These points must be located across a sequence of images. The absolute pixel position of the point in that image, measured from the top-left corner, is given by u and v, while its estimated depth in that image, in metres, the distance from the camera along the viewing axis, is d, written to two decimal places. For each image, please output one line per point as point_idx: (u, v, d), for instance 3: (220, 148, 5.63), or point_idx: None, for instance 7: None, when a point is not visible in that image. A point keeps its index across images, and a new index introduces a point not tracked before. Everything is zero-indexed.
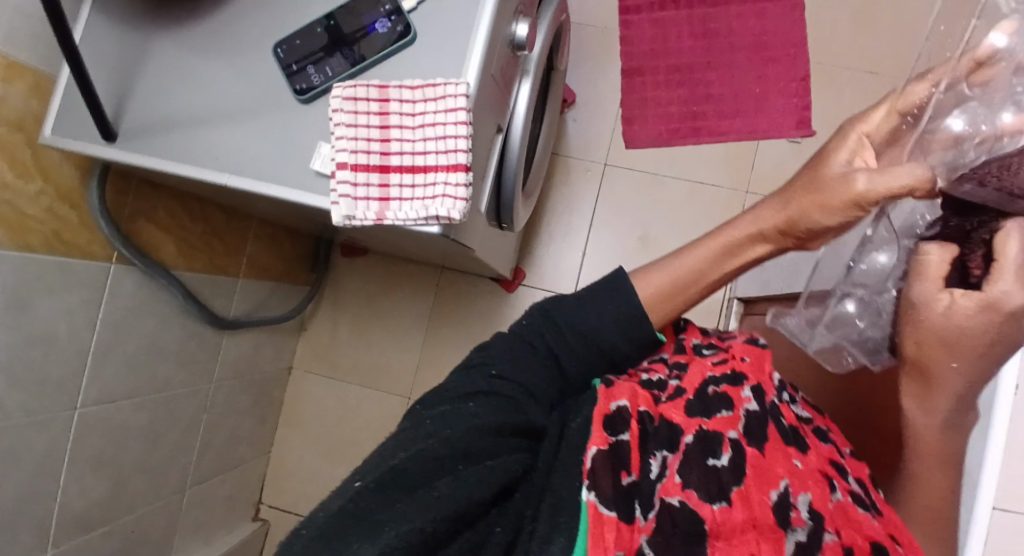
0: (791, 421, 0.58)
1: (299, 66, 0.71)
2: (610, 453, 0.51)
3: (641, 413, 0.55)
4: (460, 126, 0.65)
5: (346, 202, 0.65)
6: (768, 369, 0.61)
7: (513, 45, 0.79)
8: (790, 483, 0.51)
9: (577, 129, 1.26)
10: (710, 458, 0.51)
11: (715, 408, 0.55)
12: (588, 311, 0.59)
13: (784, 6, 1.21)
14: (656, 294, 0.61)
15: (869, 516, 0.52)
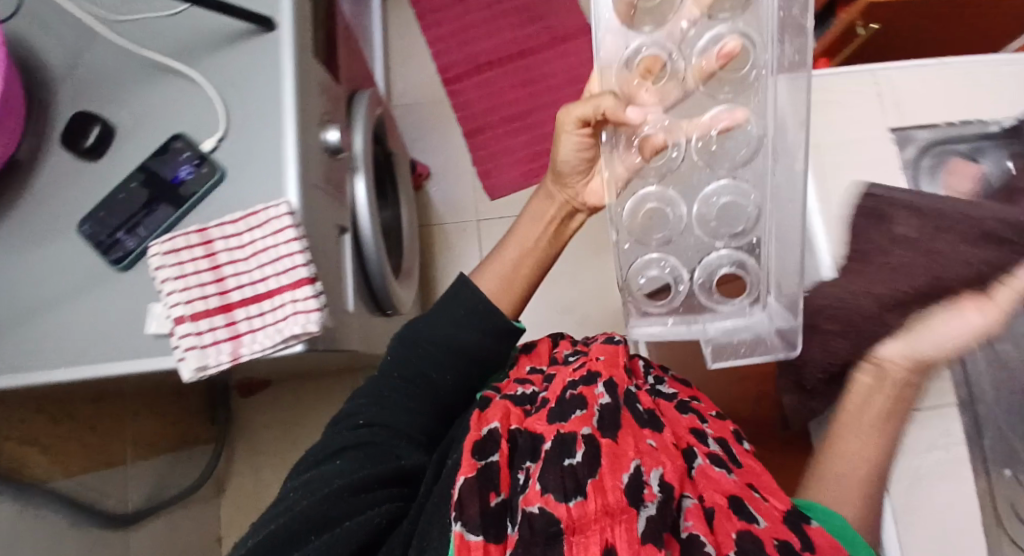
0: (649, 404, 0.62)
1: (113, 235, 0.63)
2: (561, 437, 0.54)
3: (577, 399, 0.58)
4: (292, 243, 0.60)
5: (194, 354, 0.59)
6: (622, 362, 0.65)
7: (330, 153, 0.71)
8: (642, 461, 0.52)
9: (442, 197, 1.31)
10: (565, 458, 0.52)
11: (570, 410, 0.57)
12: (441, 322, 0.67)
13: (585, 42, 1.35)
14: (502, 274, 0.73)
15: (726, 473, 0.56)
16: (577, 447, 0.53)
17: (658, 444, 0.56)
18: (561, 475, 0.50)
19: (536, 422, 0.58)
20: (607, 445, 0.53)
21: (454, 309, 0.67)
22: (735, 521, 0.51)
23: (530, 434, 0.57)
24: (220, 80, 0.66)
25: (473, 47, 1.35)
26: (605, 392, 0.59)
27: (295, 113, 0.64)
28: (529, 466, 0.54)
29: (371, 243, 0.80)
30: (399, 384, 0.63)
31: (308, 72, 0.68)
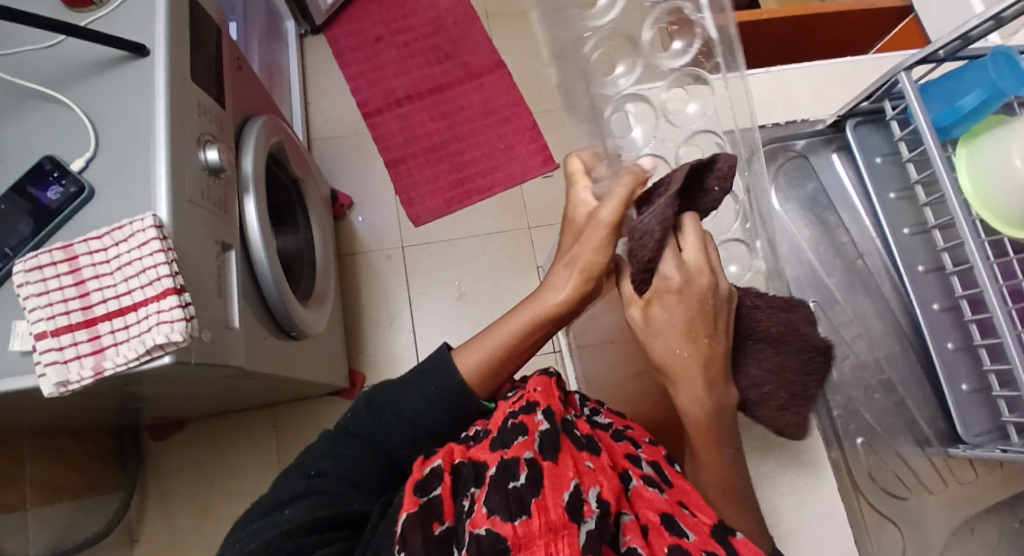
0: (587, 431, 0.58)
1: None
2: (503, 461, 0.50)
3: (517, 426, 0.54)
4: (155, 254, 0.60)
5: (55, 369, 0.59)
6: (558, 394, 0.61)
7: (210, 171, 0.72)
8: (581, 481, 0.49)
9: (366, 225, 1.34)
10: (509, 481, 0.47)
11: (512, 438, 0.53)
12: (412, 395, 0.63)
13: (496, 78, 1.45)
14: (481, 361, 0.65)
15: (660, 494, 0.53)
16: (521, 469, 0.48)
17: (595, 466, 0.53)
18: (505, 496, 0.46)
19: (479, 450, 0.54)
20: (548, 467, 0.49)
21: (428, 385, 0.63)
22: (667, 537, 0.48)
23: (473, 460, 0.53)
24: (97, 104, 0.69)
25: (390, 84, 1.44)
26: (543, 418, 0.55)
27: (166, 131, 0.66)
28: (473, 492, 0.50)
29: (262, 258, 0.80)
30: (353, 445, 0.61)
31: (184, 91, 0.70)
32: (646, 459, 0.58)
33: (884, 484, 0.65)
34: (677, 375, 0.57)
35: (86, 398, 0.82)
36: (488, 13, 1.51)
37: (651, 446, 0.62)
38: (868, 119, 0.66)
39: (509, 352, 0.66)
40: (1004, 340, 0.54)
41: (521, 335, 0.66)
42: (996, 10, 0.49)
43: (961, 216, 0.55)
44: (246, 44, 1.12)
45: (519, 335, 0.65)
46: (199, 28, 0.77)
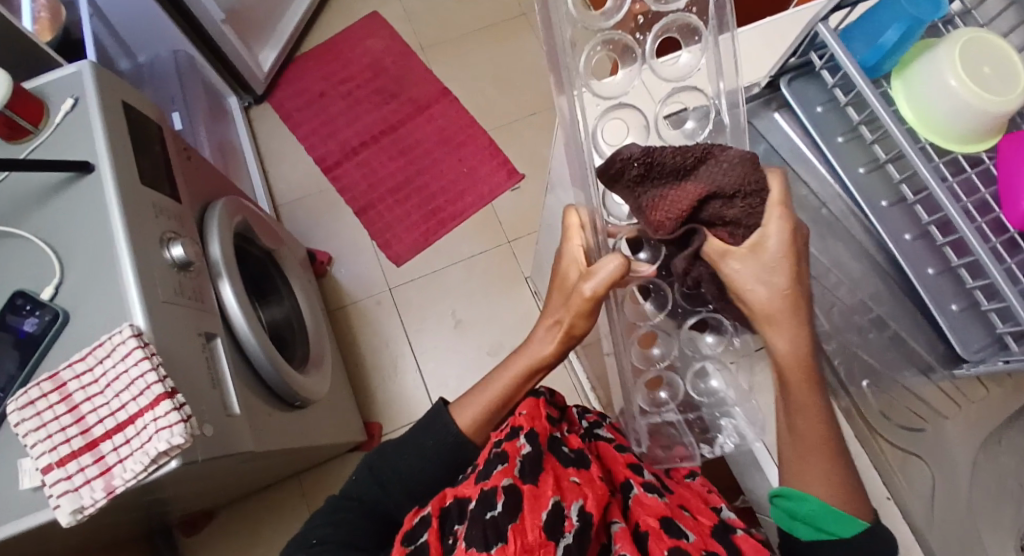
0: (577, 445, 0.62)
1: None
2: (482, 493, 0.53)
3: (498, 454, 0.56)
4: (139, 363, 0.61)
5: (68, 499, 0.60)
6: (544, 411, 0.62)
7: (179, 268, 0.72)
8: (563, 498, 0.53)
9: (349, 276, 1.34)
10: (486, 512, 0.50)
11: (492, 467, 0.55)
12: (407, 454, 0.66)
13: (444, 106, 1.46)
14: (482, 416, 0.68)
15: (658, 497, 0.57)
16: (497, 498, 0.52)
17: (582, 479, 0.56)
18: (483, 526, 0.49)
19: (465, 485, 0.56)
20: (528, 489, 0.52)
21: (421, 442, 0.66)
22: (666, 540, 0.52)
23: (458, 497, 0.55)
24: (55, 229, 0.69)
25: (344, 134, 1.45)
26: (526, 441, 0.57)
27: (127, 240, 0.66)
28: (457, 529, 0.52)
29: (250, 337, 0.80)
30: (354, 509, 0.64)
31: (137, 197, 0.70)
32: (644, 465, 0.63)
33: (899, 421, 0.67)
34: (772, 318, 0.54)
35: (110, 515, 0.83)
36: (423, 46, 1.52)
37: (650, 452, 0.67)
38: (799, 73, 0.68)
39: (499, 405, 0.68)
40: (976, 254, 0.55)
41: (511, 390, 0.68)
42: None
43: (907, 144, 0.56)
44: (194, 133, 1.15)
45: (510, 390, 0.68)
46: (141, 131, 0.77)
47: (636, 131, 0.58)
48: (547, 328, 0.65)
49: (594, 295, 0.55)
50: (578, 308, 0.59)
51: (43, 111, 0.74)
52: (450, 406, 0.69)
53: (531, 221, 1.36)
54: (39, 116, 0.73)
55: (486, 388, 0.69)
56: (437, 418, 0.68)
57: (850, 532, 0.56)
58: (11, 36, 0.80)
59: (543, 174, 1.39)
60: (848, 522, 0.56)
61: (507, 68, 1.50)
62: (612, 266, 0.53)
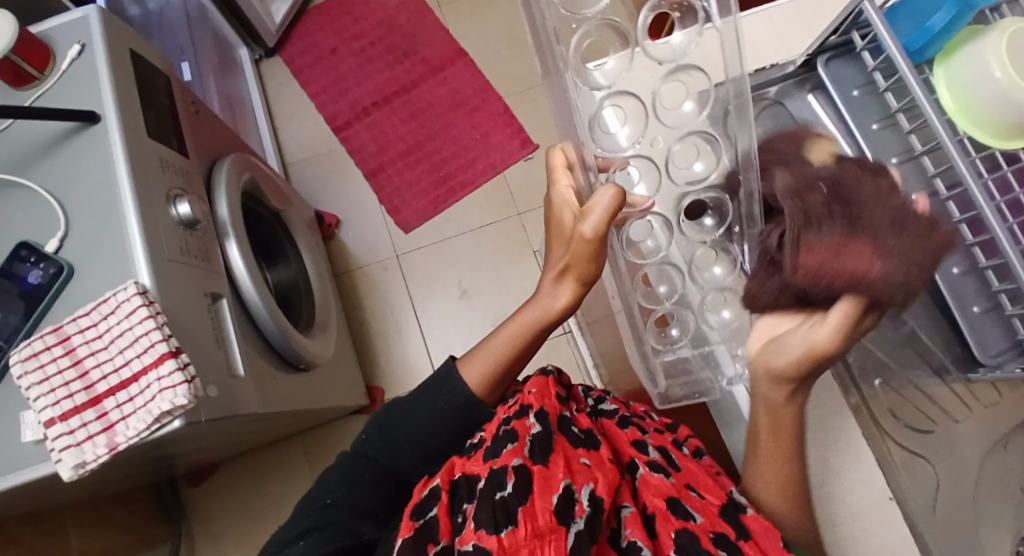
0: (588, 425, 0.61)
1: None
2: (492, 472, 0.52)
3: (507, 433, 0.56)
4: (144, 321, 0.60)
5: (71, 453, 0.60)
6: (555, 391, 0.62)
7: (185, 225, 0.71)
8: (573, 481, 0.52)
9: (356, 240, 1.33)
10: (496, 492, 0.50)
11: (501, 446, 0.55)
12: (415, 416, 0.64)
13: (459, 69, 1.43)
14: (490, 370, 0.67)
15: (666, 478, 0.56)
16: (508, 477, 0.51)
17: (592, 461, 0.55)
18: (493, 508, 0.48)
19: (473, 462, 0.56)
20: (538, 470, 0.52)
21: (433, 402, 0.65)
22: (672, 522, 0.53)
23: (466, 475, 0.55)
24: (60, 180, 0.68)
25: (355, 94, 1.41)
26: (536, 421, 0.57)
27: (132, 195, 0.65)
28: (466, 507, 0.52)
29: (256, 299, 0.80)
30: (367, 471, 0.62)
31: (144, 151, 0.69)
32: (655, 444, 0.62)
33: (907, 419, 0.66)
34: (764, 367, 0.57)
35: (114, 469, 0.83)
36: (439, 4, 1.47)
37: (659, 432, 0.66)
38: (838, 52, 0.66)
39: (506, 360, 0.67)
40: (1008, 258, 0.53)
41: (517, 344, 0.67)
42: None
43: (946, 136, 0.53)
44: (202, 84, 1.12)
45: (518, 342, 0.67)
46: (148, 82, 0.75)
47: (635, 120, 0.62)
48: (556, 277, 0.63)
49: (592, 236, 0.54)
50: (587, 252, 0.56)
51: (49, 57, 0.71)
52: (459, 361, 0.68)
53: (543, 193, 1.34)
54: (45, 63, 0.71)
55: (494, 340, 0.68)
56: (448, 379, 0.66)
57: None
58: None
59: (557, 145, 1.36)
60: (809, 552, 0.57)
61: (525, 33, 1.45)
62: (607, 198, 0.51)
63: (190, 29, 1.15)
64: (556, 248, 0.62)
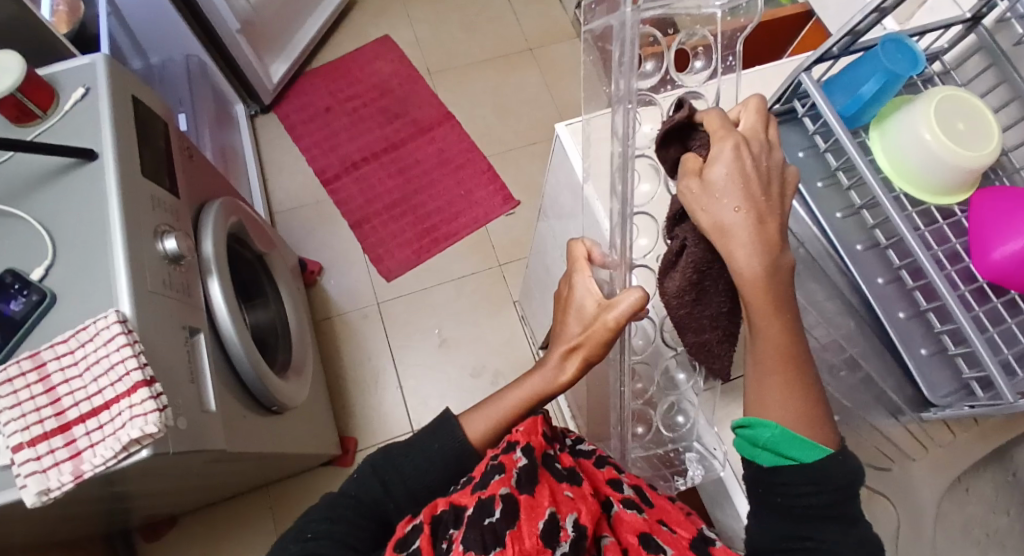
0: (570, 463, 0.61)
1: None
2: (479, 501, 0.51)
3: (495, 465, 0.55)
4: (122, 348, 0.61)
5: (35, 479, 0.60)
6: (541, 429, 0.61)
7: (169, 260, 0.73)
8: (556, 509, 0.51)
9: (337, 287, 1.35)
10: (484, 517, 0.49)
11: (489, 476, 0.54)
12: (415, 457, 0.62)
13: (447, 129, 1.50)
14: (492, 429, 0.65)
15: (640, 514, 0.56)
16: (497, 505, 0.50)
17: (575, 493, 0.55)
18: (481, 531, 0.47)
19: (461, 494, 0.54)
20: (525, 499, 0.51)
21: (431, 447, 0.62)
22: None
23: (453, 504, 0.53)
24: (52, 211, 0.70)
25: (345, 149, 1.47)
26: (522, 454, 0.56)
27: (122, 230, 0.67)
28: (452, 534, 0.50)
29: (232, 334, 0.81)
30: (353, 508, 0.58)
31: (137, 188, 0.72)
32: (629, 484, 0.61)
33: (870, 461, 0.65)
34: (725, 238, 0.48)
35: (69, 508, 0.81)
36: (430, 71, 1.57)
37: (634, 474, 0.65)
38: (782, 120, 0.70)
39: (508, 423, 0.66)
40: (946, 302, 0.56)
41: (519, 412, 0.65)
42: (877, 3, 0.56)
43: (881, 192, 0.58)
44: (197, 133, 1.17)
45: (520, 407, 0.65)
46: (146, 125, 0.79)
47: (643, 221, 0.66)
48: (563, 355, 0.62)
49: (615, 326, 0.56)
50: (602, 337, 0.58)
51: (53, 96, 0.75)
52: (457, 414, 0.66)
53: (522, 247, 1.39)
54: (50, 102, 0.75)
55: (496, 403, 0.67)
56: (444, 425, 0.64)
57: (811, 456, 0.48)
58: (27, 23, 0.82)
59: (536, 202, 1.42)
60: (809, 447, 0.48)
61: (510, 99, 1.54)
62: (634, 297, 0.54)
63: (191, 83, 1.22)
64: (572, 326, 0.62)
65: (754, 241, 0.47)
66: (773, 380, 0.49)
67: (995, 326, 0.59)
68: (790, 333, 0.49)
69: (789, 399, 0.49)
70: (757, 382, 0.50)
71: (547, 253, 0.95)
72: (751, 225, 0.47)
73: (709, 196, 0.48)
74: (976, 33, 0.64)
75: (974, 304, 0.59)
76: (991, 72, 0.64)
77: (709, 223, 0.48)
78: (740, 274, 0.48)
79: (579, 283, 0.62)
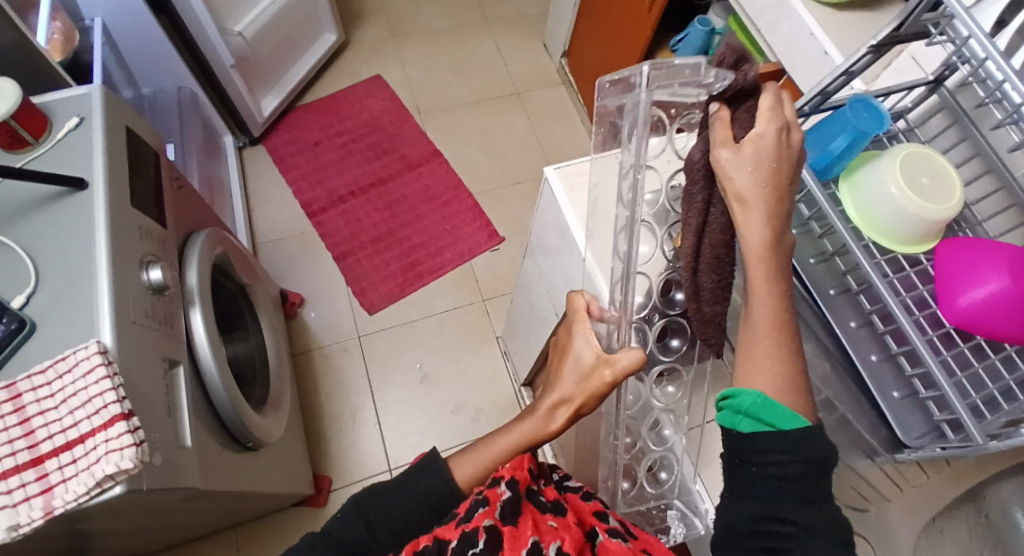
0: (554, 495, 0.60)
1: None
2: (463, 533, 0.51)
3: (479, 498, 0.55)
4: (101, 380, 0.60)
5: (4, 514, 0.58)
6: (526, 462, 0.61)
7: (154, 290, 0.73)
8: (540, 539, 0.52)
9: (319, 319, 1.34)
10: (469, 549, 0.50)
11: (473, 510, 0.54)
12: (400, 497, 0.61)
13: (434, 165, 1.53)
14: (480, 470, 0.64)
15: (623, 543, 0.56)
16: (480, 535, 0.51)
17: (559, 523, 0.55)
18: None
19: (445, 527, 0.54)
20: (509, 530, 0.51)
21: (417, 486, 0.62)
22: None
23: (436, 538, 0.53)
24: (38, 238, 0.69)
25: (332, 183, 1.49)
26: (507, 487, 0.56)
27: (108, 259, 0.67)
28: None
29: (212, 367, 0.80)
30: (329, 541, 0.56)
31: (126, 218, 0.72)
32: (612, 515, 0.61)
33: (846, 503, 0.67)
34: (746, 205, 0.51)
35: (27, 546, 0.77)
36: (419, 110, 1.61)
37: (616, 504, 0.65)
38: None
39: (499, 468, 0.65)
40: (916, 348, 0.58)
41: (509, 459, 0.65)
42: (845, 65, 0.61)
43: (851, 240, 0.61)
44: (185, 163, 1.17)
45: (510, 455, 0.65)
46: (138, 157, 0.80)
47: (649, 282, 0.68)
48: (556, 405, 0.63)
49: (613, 382, 0.59)
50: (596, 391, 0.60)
51: (45, 124, 0.75)
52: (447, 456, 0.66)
53: (506, 284, 1.40)
54: (42, 131, 0.75)
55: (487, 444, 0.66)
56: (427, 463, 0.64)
57: (791, 426, 0.47)
58: (22, 51, 0.83)
59: (521, 240, 1.44)
60: (789, 416, 0.47)
61: (496, 140, 1.58)
62: (633, 358, 0.58)
63: (181, 114, 1.24)
64: (567, 378, 0.64)
65: (765, 212, 0.51)
66: (766, 345, 0.50)
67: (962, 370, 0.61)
68: (780, 305, 0.51)
69: (778, 366, 0.49)
70: (749, 349, 0.51)
71: (533, 291, 0.96)
72: (765, 199, 0.51)
73: (746, 165, 0.51)
74: (938, 94, 0.68)
75: (941, 348, 0.62)
76: (953, 129, 0.68)
77: (734, 191, 0.52)
78: (747, 238, 0.51)
79: (579, 335, 0.65)
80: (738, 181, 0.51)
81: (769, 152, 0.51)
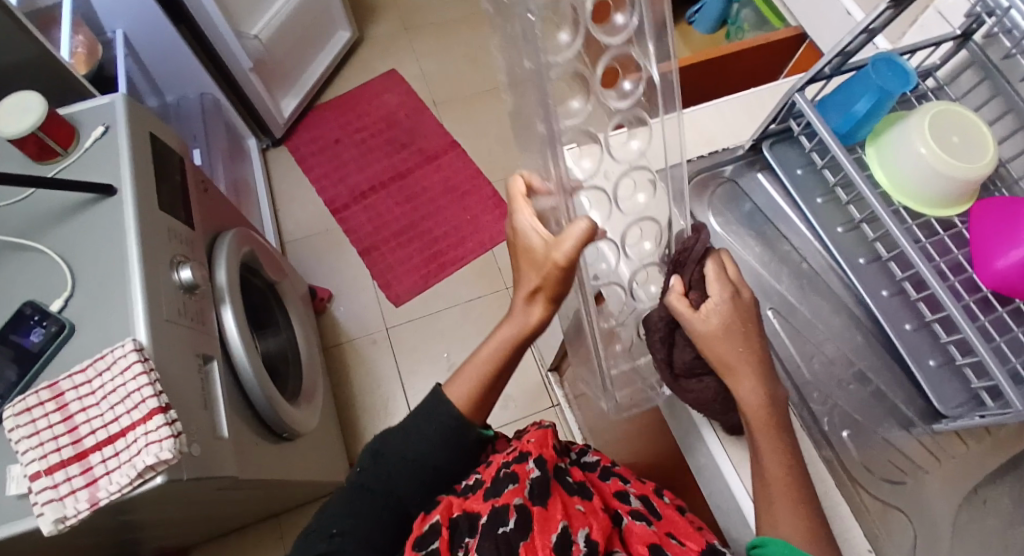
0: (581, 475, 0.61)
1: None
2: (492, 510, 0.52)
3: (507, 474, 0.56)
4: (138, 376, 0.62)
5: (52, 507, 0.60)
6: (552, 440, 0.61)
7: (185, 289, 0.75)
8: (569, 522, 0.52)
9: (347, 313, 1.37)
10: (499, 527, 0.51)
11: (502, 486, 0.54)
12: (416, 440, 0.62)
13: (453, 156, 1.53)
14: (474, 389, 0.65)
15: (648, 525, 0.55)
16: (510, 515, 0.51)
17: (586, 507, 0.55)
18: (496, 541, 0.49)
19: (475, 500, 0.55)
20: (537, 511, 0.51)
21: (427, 428, 0.63)
22: None
23: (466, 511, 0.54)
24: (73, 244, 0.72)
25: (354, 179, 1.50)
26: (535, 465, 0.56)
27: (139, 260, 0.69)
28: (467, 542, 0.51)
29: (244, 362, 0.82)
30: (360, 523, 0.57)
31: (154, 220, 0.74)
32: (637, 493, 0.61)
33: (883, 474, 0.64)
34: (730, 371, 0.54)
35: (81, 537, 0.81)
36: (436, 102, 1.61)
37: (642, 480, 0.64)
38: (780, 138, 0.72)
39: (493, 376, 0.65)
40: (952, 315, 0.56)
41: (499, 363, 0.65)
42: (865, 22, 0.58)
43: (878, 205, 0.59)
44: (211, 166, 1.19)
45: (495, 360, 0.65)
46: (163, 160, 0.82)
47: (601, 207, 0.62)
48: (527, 299, 0.62)
49: (565, 263, 0.54)
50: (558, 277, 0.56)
51: (72, 134, 0.78)
52: (442, 385, 0.66)
53: None
54: (70, 140, 0.78)
55: (473, 357, 0.66)
56: (436, 408, 0.64)
57: None
58: (49, 65, 0.86)
59: None
60: None
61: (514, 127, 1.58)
62: (580, 229, 0.52)
63: (205, 119, 1.27)
64: (526, 271, 0.60)
65: (752, 375, 0.53)
66: (784, 500, 0.51)
67: (1002, 336, 0.59)
68: (788, 459, 0.52)
69: (799, 516, 0.50)
70: (766, 501, 0.52)
71: None
72: (748, 361, 0.53)
73: (714, 336, 0.53)
74: (967, 49, 0.65)
75: (980, 314, 0.60)
76: (984, 85, 0.65)
77: (716, 361, 0.54)
78: (746, 405, 0.53)
79: (523, 220, 0.60)
80: (722, 355, 0.53)
81: (734, 315, 0.54)
